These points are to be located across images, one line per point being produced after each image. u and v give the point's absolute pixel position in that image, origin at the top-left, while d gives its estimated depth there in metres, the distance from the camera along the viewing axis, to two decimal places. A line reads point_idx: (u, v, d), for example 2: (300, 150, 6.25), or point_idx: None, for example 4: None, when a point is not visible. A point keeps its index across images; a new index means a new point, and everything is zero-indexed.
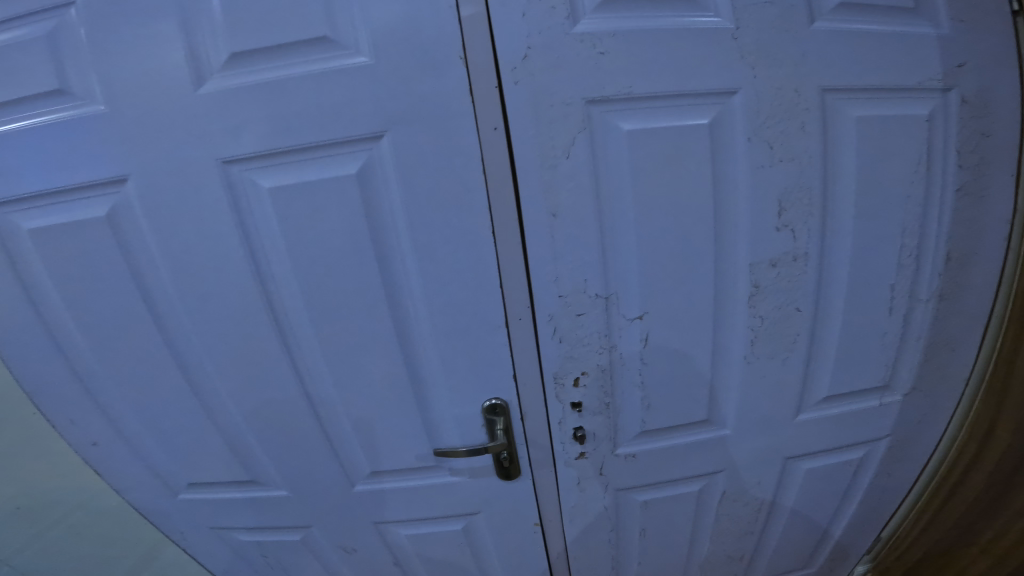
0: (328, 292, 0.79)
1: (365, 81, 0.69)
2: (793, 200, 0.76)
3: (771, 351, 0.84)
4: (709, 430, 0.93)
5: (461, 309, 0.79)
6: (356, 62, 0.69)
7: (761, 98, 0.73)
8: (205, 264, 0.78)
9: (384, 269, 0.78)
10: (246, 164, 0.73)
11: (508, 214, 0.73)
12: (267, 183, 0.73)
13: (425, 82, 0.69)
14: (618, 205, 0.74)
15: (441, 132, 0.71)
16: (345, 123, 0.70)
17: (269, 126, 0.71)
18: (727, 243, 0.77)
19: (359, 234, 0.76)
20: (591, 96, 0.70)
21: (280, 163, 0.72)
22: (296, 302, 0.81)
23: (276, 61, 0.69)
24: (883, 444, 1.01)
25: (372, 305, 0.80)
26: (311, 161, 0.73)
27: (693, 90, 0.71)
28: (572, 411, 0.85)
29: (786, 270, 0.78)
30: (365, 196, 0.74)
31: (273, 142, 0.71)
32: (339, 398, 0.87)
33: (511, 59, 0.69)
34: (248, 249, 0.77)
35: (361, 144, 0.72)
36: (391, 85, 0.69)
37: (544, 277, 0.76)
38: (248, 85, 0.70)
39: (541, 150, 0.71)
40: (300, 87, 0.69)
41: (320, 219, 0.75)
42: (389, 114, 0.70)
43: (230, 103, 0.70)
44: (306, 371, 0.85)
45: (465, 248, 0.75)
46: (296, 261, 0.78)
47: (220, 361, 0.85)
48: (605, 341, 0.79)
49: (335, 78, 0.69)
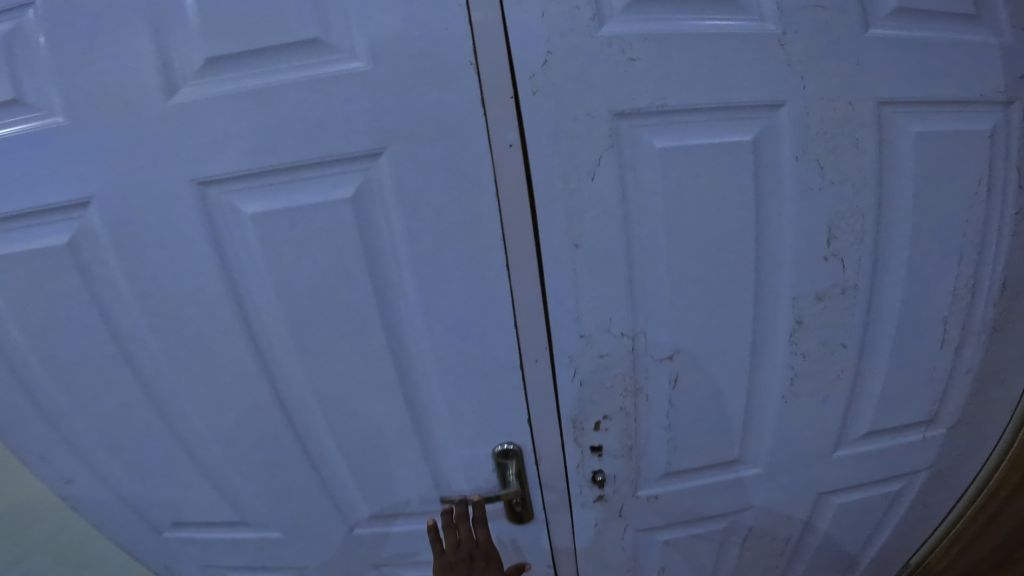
0: (322, 326, 0.71)
1: (360, 92, 0.60)
2: (844, 226, 0.67)
3: (812, 389, 0.76)
4: (738, 470, 0.85)
5: (470, 346, 0.70)
6: (350, 71, 0.60)
7: (811, 112, 0.64)
8: (183, 295, 0.69)
9: (382, 301, 0.69)
10: (227, 186, 0.64)
11: (525, 243, 0.65)
12: (249, 207, 0.65)
13: (430, 93, 0.60)
14: (648, 232, 0.65)
15: (449, 150, 0.62)
16: (337, 140, 0.62)
17: (251, 143, 0.62)
18: (770, 275, 0.68)
19: (356, 262, 0.67)
20: (620, 109, 0.61)
21: (264, 184, 0.64)
22: (284, 337, 0.72)
23: (256, 69, 0.61)
24: (921, 476, 0.95)
25: (371, 340, 0.71)
26: (299, 182, 0.64)
27: (736, 103, 0.63)
28: (591, 455, 0.78)
29: (833, 304, 0.70)
30: (362, 221, 0.65)
31: (257, 161, 0.62)
32: (334, 438, 0.79)
33: (529, 65, 0.60)
34: (231, 280, 0.69)
35: (356, 165, 0.63)
36: (392, 98, 0.60)
37: (565, 313, 0.67)
38: (225, 96, 0.61)
39: (561, 172, 0.62)
40: (286, 99, 0.61)
41: (311, 247, 0.66)
42: (388, 129, 0.61)
43: (206, 117, 0.61)
44: (298, 410, 0.77)
45: (475, 280, 0.67)
46: (285, 292, 0.69)
47: (204, 399, 0.76)
48: (630, 383, 0.71)
49: (326, 88, 0.60)
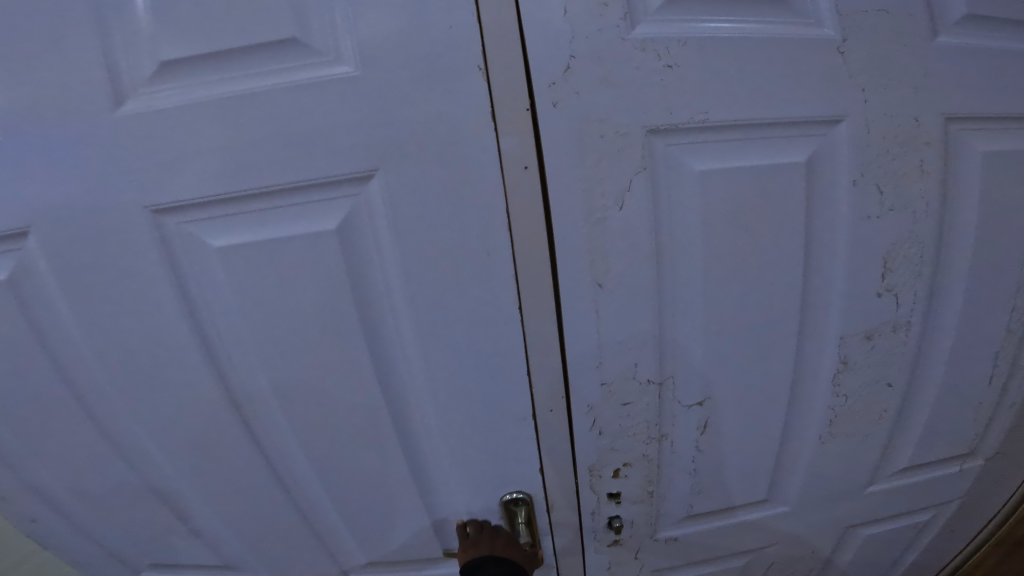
0: (306, 370, 0.62)
1: (348, 104, 0.51)
2: (901, 258, 0.59)
3: (852, 430, 0.69)
4: (765, 509, 0.79)
5: (477, 393, 0.62)
6: (336, 79, 0.50)
7: (870, 128, 0.56)
8: (146, 335, 0.60)
9: (375, 342, 0.60)
10: (191, 213, 0.54)
11: (541, 279, 0.56)
12: (217, 239, 0.55)
13: (431, 105, 0.51)
14: (682, 265, 0.57)
15: (453, 173, 0.53)
16: (321, 161, 0.52)
17: (219, 164, 0.52)
18: (816, 313, 0.60)
19: (344, 300, 0.58)
20: (654, 125, 0.53)
21: (235, 211, 0.54)
22: (261, 382, 0.63)
23: (224, 74, 0.51)
24: (951, 507, 0.89)
25: (361, 387, 0.62)
26: (276, 209, 0.54)
27: (786, 119, 0.54)
28: (608, 502, 0.71)
29: (882, 342, 0.63)
30: (351, 252, 0.56)
31: (227, 185, 0.53)
32: (323, 486, 0.71)
33: (549, 72, 0.51)
34: (200, 318, 0.59)
35: (342, 191, 0.54)
36: (386, 112, 0.51)
37: (585, 357, 0.59)
38: (186, 108, 0.51)
39: (585, 199, 0.54)
40: (260, 112, 0.51)
41: (293, 282, 0.57)
42: (381, 149, 0.52)
43: (167, 132, 0.51)
44: (280, 456, 0.69)
45: (483, 320, 0.58)
46: (263, 334, 0.60)
47: (173, 444, 0.68)
48: (655, 430, 0.64)
49: (307, 98, 0.51)
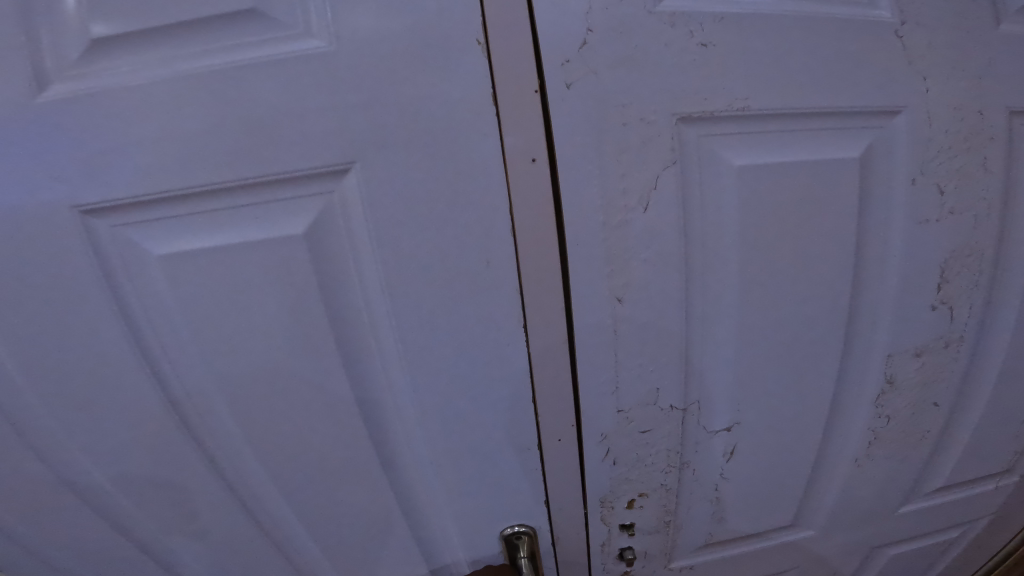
0: (279, 399, 0.53)
1: (321, 84, 0.43)
2: (959, 267, 0.52)
3: (890, 453, 0.63)
4: (789, 534, 0.72)
5: (476, 419, 0.54)
6: (308, 55, 0.43)
7: (931, 123, 0.48)
8: (80, 361, 0.50)
9: (357, 365, 0.52)
10: (135, 214, 0.46)
11: (550, 293, 0.48)
12: (165, 245, 0.47)
13: (420, 85, 0.43)
14: (715, 274, 0.49)
15: (448, 166, 0.44)
16: (289, 153, 0.44)
17: (170, 154, 0.45)
18: (862, 329, 0.53)
19: (322, 315, 0.50)
20: (686, 113, 0.45)
21: (186, 211, 0.46)
22: (223, 414, 0.54)
23: (179, 51, 0.44)
24: (980, 523, 0.84)
25: (341, 416, 0.54)
26: (234, 209, 0.46)
27: (837, 108, 0.46)
28: (620, 533, 0.64)
29: (931, 360, 0.56)
30: (330, 259, 0.48)
31: (177, 179, 0.45)
32: (295, 533, 0.60)
33: (561, 49, 0.43)
34: (150, 341, 0.50)
35: (309, 189, 0.46)
36: (369, 93, 0.43)
37: (600, 381, 0.52)
38: (132, 87, 0.44)
39: (604, 199, 0.46)
40: (217, 94, 0.44)
41: (259, 294, 0.49)
42: (362, 139, 0.44)
43: (112, 117, 0.44)
44: (245, 501, 0.58)
45: (483, 338, 0.50)
46: (224, 364, 0.51)
47: (113, 491, 0.57)
48: (675, 458, 0.57)
49: (273, 76, 0.43)
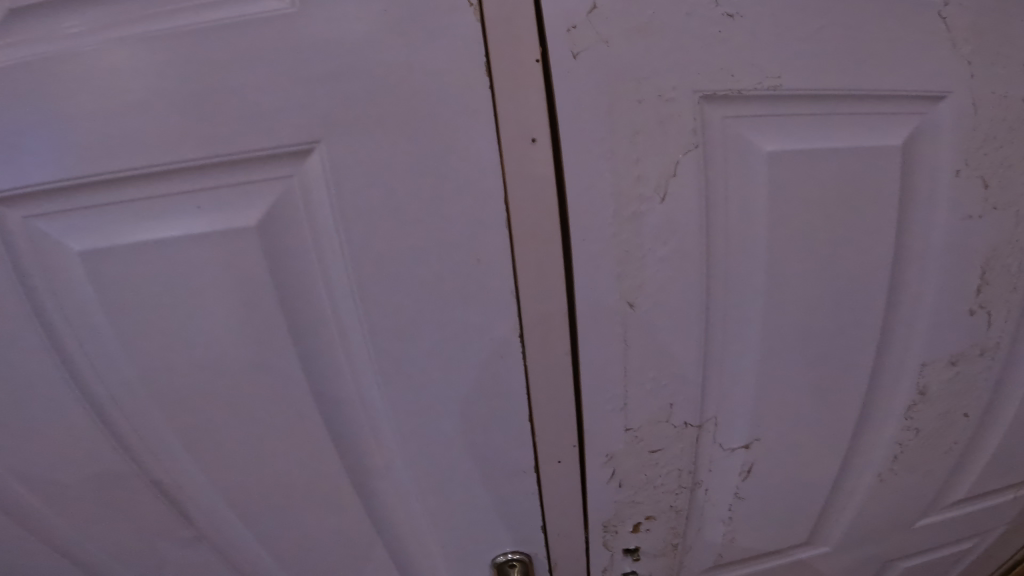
0: (245, 415, 0.46)
1: (283, 49, 0.36)
2: (1001, 267, 0.47)
3: (914, 467, 0.58)
4: (803, 552, 0.67)
5: (466, 437, 0.48)
6: (268, 13, 0.36)
7: (981, 108, 0.43)
8: (14, 368, 0.44)
9: (330, 376, 0.45)
10: (62, 202, 0.40)
11: (552, 297, 0.43)
12: (97, 238, 0.41)
13: (402, 53, 0.36)
14: (739, 274, 0.44)
15: (436, 147, 0.38)
16: (245, 131, 0.38)
17: (101, 131, 0.38)
18: (894, 335, 0.48)
19: (289, 319, 0.43)
20: (711, 91, 0.39)
21: (120, 197, 0.40)
22: (178, 433, 0.47)
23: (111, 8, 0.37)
24: (996, 533, 0.80)
25: (314, 433, 0.47)
26: (175, 195, 0.40)
27: (877, 90, 0.41)
28: (624, 557, 0.58)
29: (965, 369, 0.51)
30: (300, 253, 0.41)
31: (110, 162, 0.38)
32: (264, 560, 0.54)
33: (567, 13, 0.36)
34: (95, 347, 0.44)
35: (263, 172, 0.39)
36: (343, 59, 0.36)
37: (607, 396, 0.46)
38: (52, 51, 0.37)
39: (616, 189, 0.40)
40: (156, 59, 0.37)
41: (216, 295, 0.42)
42: (333, 115, 0.37)
43: (33, 86, 0.37)
44: (203, 523, 0.52)
45: (475, 346, 0.44)
46: (179, 374, 0.45)
47: (56, 509, 0.51)
48: (687, 479, 0.51)
49: (223, 40, 0.36)
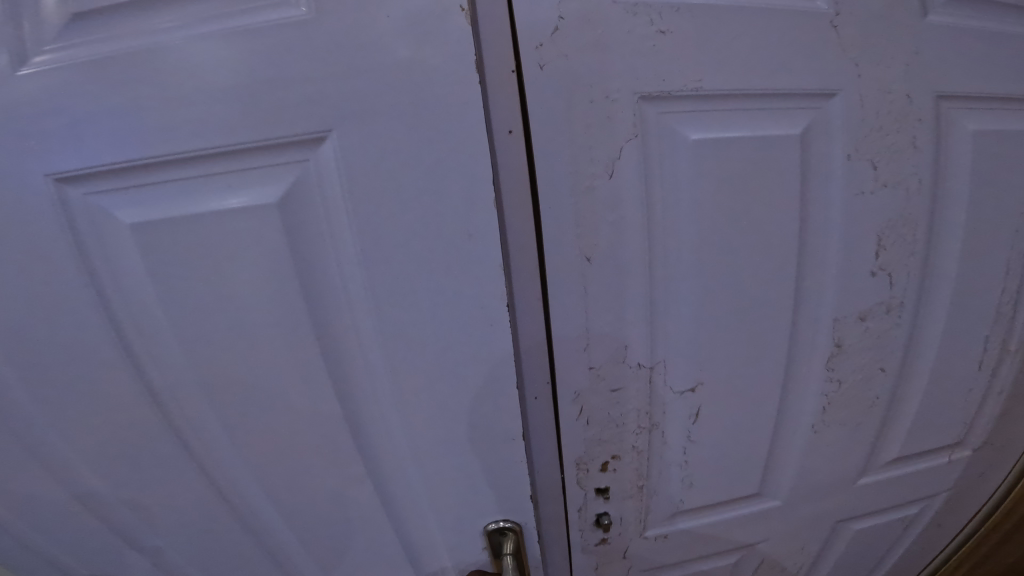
0: (272, 362, 0.55)
1: (309, 52, 0.46)
2: (895, 237, 0.58)
3: (844, 419, 0.67)
4: (758, 504, 0.76)
5: (454, 386, 0.55)
6: (297, 21, 0.46)
7: (866, 107, 0.54)
8: (83, 317, 0.54)
9: (340, 329, 0.54)
10: (132, 177, 0.50)
11: (525, 258, 0.53)
12: (157, 207, 0.51)
13: (402, 55, 0.46)
14: (676, 239, 0.54)
15: (427, 135, 0.48)
16: (277, 120, 0.48)
17: (165, 119, 0.48)
18: (810, 294, 0.58)
19: (309, 276, 0.53)
20: (647, 92, 0.50)
21: (175, 174, 0.50)
22: (214, 377, 0.56)
23: (177, 25, 0.48)
24: (940, 498, 0.89)
25: (326, 380, 0.56)
26: (218, 172, 0.50)
27: (780, 90, 0.52)
28: (596, 497, 0.67)
29: (875, 325, 0.61)
30: (319, 220, 0.51)
31: (170, 144, 0.49)
32: (280, 502, 0.62)
33: (535, 34, 0.48)
34: (151, 301, 0.54)
35: (288, 154, 0.49)
36: (356, 61, 0.46)
37: (572, 340, 0.56)
38: (128, 55, 0.47)
39: (575, 169, 0.51)
40: (210, 62, 0.47)
41: (249, 259, 0.52)
42: (348, 107, 0.47)
43: (114, 83, 0.48)
44: (233, 461, 0.61)
45: (461, 301, 0.52)
46: (217, 324, 0.54)
47: (111, 447, 0.60)
48: (644, 418, 0.61)
49: (261, 46, 0.46)
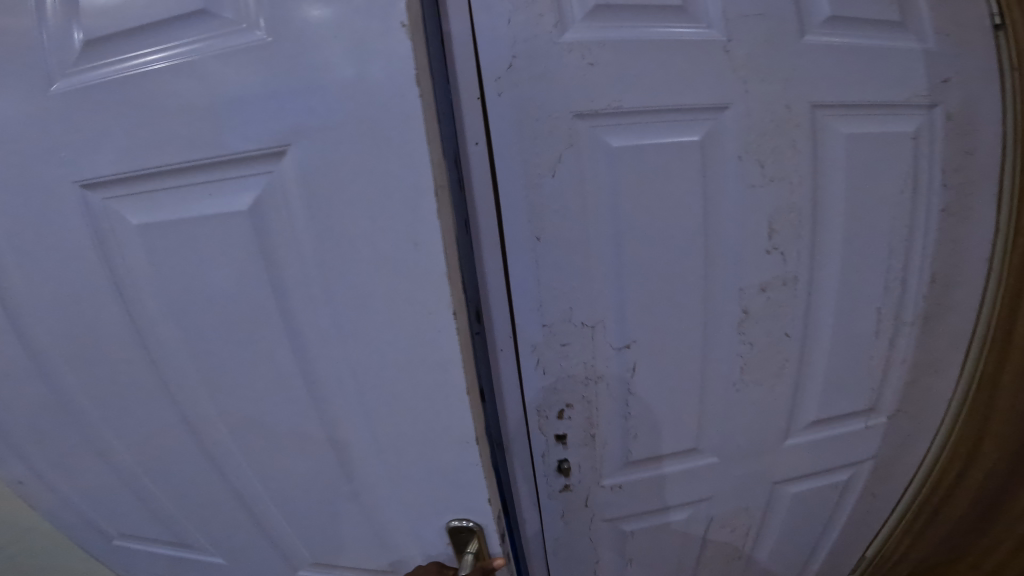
0: (253, 339, 0.64)
1: (272, 76, 0.52)
2: (784, 222, 0.73)
3: (761, 378, 0.81)
4: (699, 459, 0.88)
5: (412, 372, 0.61)
6: (263, 47, 0.52)
7: (755, 117, 0.70)
8: (113, 295, 0.66)
9: (314, 317, 0.62)
10: (146, 183, 0.59)
11: (489, 238, 0.68)
12: (168, 207, 0.60)
13: (349, 76, 0.51)
14: (607, 223, 0.69)
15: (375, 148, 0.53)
16: (253, 135, 0.54)
17: (166, 133, 0.56)
18: (719, 267, 0.73)
19: (285, 271, 0.60)
20: (580, 110, 0.66)
21: (178, 180, 0.59)
22: (220, 352, 0.66)
23: (155, 47, 0.55)
24: (868, 465, 1.01)
25: (307, 359, 0.64)
26: (213, 180, 0.58)
27: (684, 106, 0.68)
28: (556, 443, 0.80)
29: (775, 295, 0.76)
30: (288, 223, 0.58)
31: (170, 154, 0.57)
32: (278, 463, 0.72)
33: (495, 69, 0.64)
34: (165, 285, 0.64)
35: (264, 165, 0.56)
36: (315, 83, 0.51)
37: (528, 303, 0.70)
38: (135, 77, 0.55)
39: (525, 169, 0.67)
40: (184, 79, 0.54)
41: (234, 254, 0.60)
42: (307, 123, 0.53)
43: (126, 100, 0.56)
44: (232, 428, 0.71)
45: (413, 297, 0.58)
46: (218, 306, 0.63)
47: (145, 402, 0.73)
48: (590, 371, 0.75)
49: (236, 71, 0.53)
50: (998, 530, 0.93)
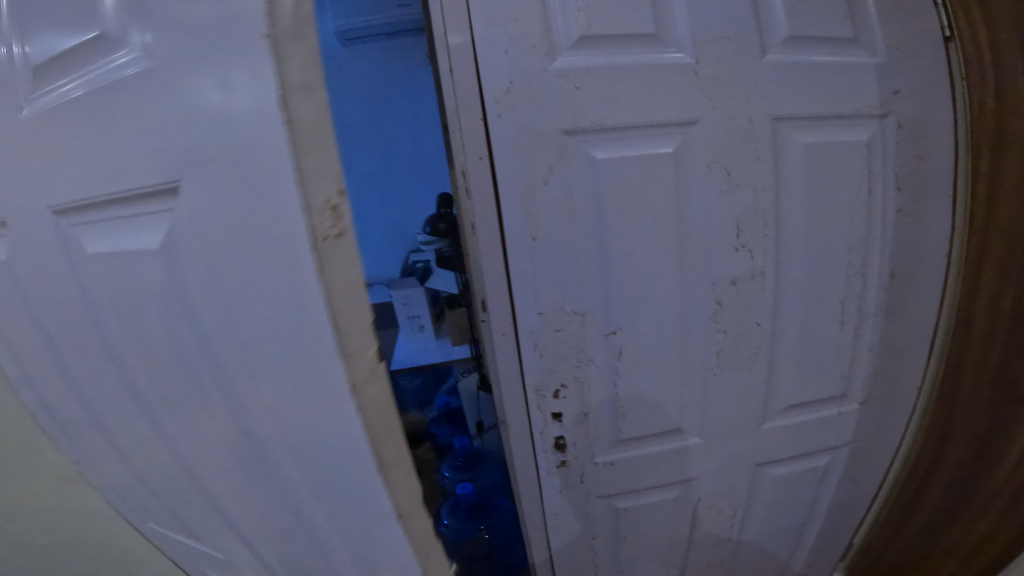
0: (159, 404, 0.53)
1: (144, 98, 0.38)
2: (750, 223, 0.82)
3: (736, 363, 0.91)
4: (683, 439, 0.97)
5: (334, 486, 0.45)
6: (134, 65, 0.38)
7: (722, 129, 0.80)
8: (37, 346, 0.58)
9: (230, 409, 0.48)
10: (49, 230, 0.49)
11: (491, 238, 0.79)
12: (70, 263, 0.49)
13: (217, 81, 0.34)
14: (593, 225, 0.79)
15: (249, 179, 0.35)
16: (133, 172, 0.40)
17: (60, 175, 0.45)
18: (694, 262, 0.83)
19: (190, 353, 0.46)
20: (568, 127, 0.77)
21: (75, 230, 0.47)
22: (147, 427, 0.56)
23: (50, 77, 0.45)
24: (845, 451, 1.09)
25: (231, 453, 0.51)
26: (108, 231, 0.45)
27: (659, 121, 0.78)
28: (553, 421, 0.90)
29: (745, 288, 0.85)
30: (185, 293, 0.43)
31: (64, 200, 0.46)
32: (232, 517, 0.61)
33: (495, 93, 0.76)
34: (85, 351, 0.55)
35: (152, 207, 0.41)
36: (189, 99, 0.36)
37: (526, 295, 0.81)
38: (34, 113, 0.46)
39: (521, 178, 0.77)
40: (70, 115, 0.43)
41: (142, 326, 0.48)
42: (184, 155, 0.37)
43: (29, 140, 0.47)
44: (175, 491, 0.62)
45: (322, 396, 0.40)
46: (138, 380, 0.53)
47: (79, 445, 0.67)
48: (582, 355, 0.85)
49: (111, 98, 0.39)
50: (970, 513, 1.00)
